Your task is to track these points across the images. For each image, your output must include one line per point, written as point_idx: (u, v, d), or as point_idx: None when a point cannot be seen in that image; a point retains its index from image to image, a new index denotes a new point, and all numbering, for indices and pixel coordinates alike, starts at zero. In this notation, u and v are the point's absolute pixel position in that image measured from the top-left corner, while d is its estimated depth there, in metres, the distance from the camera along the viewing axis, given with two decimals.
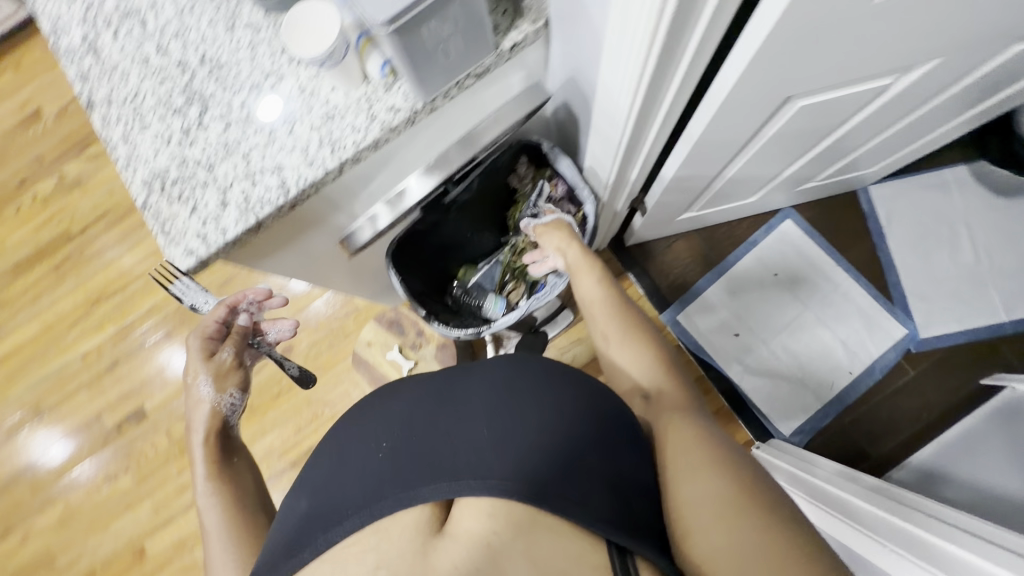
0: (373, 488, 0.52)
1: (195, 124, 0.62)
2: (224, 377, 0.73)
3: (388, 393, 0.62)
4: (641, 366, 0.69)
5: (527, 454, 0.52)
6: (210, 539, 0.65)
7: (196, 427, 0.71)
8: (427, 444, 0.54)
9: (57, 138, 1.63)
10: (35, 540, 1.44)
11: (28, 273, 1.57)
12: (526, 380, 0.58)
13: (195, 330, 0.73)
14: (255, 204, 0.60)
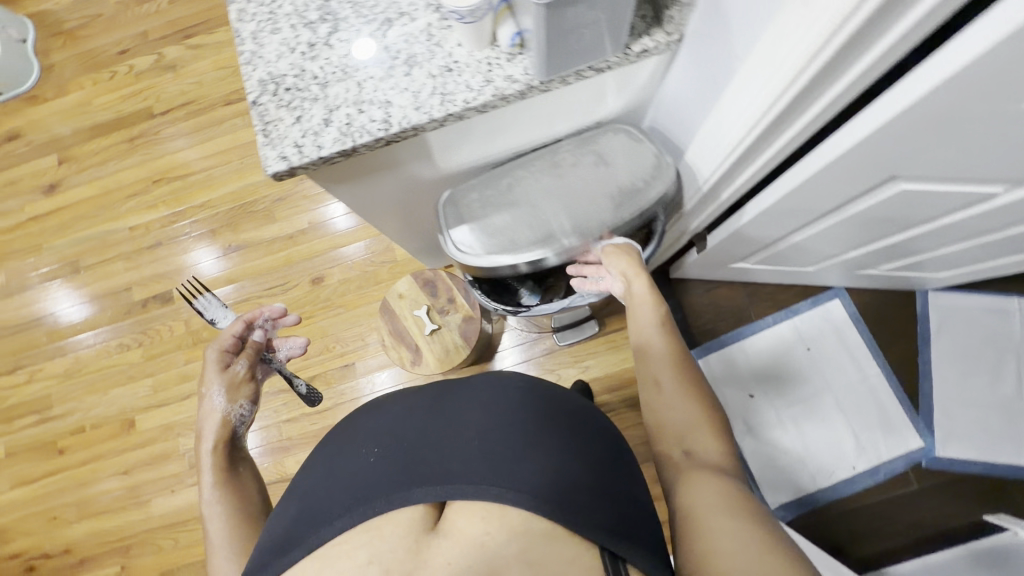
0: (367, 491, 0.58)
1: (322, 41, 0.64)
2: (236, 389, 0.81)
3: (373, 410, 0.69)
4: (686, 418, 0.64)
5: (515, 467, 0.57)
6: (212, 549, 0.69)
7: (206, 437, 0.76)
8: (420, 452, 0.60)
9: (165, 21, 1.69)
10: (38, 383, 1.50)
11: (103, 137, 1.63)
12: (512, 401, 0.66)
13: (214, 342, 0.83)
14: (356, 131, 0.62)
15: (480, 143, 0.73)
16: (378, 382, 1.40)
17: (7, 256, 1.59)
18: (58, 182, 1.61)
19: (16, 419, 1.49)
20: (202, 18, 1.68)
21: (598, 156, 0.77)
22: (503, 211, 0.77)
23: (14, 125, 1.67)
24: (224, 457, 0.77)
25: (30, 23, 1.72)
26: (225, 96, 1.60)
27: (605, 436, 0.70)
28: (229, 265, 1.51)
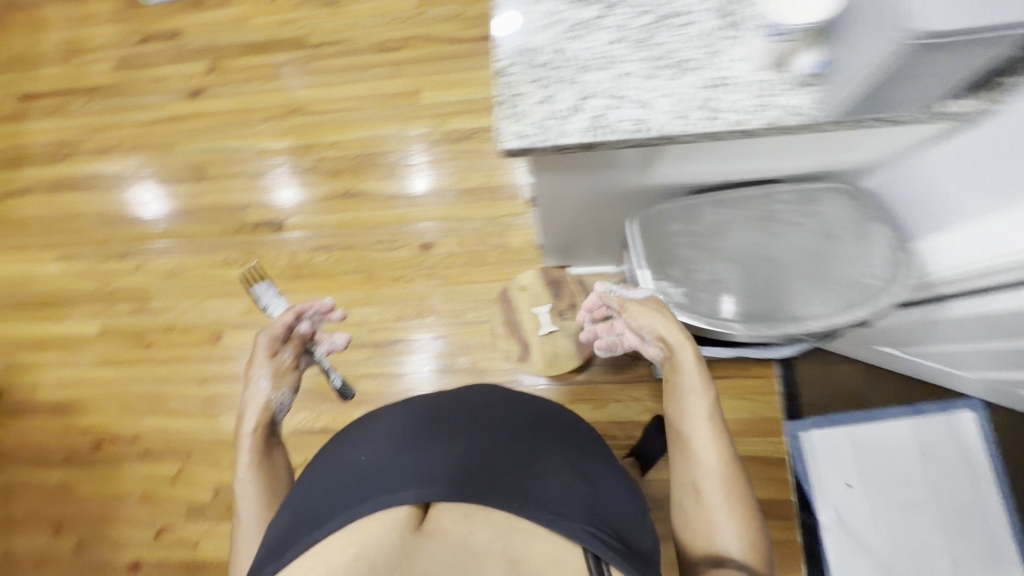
0: (362, 488, 0.60)
1: (588, 23, 0.60)
2: (280, 378, 0.91)
3: (370, 419, 0.74)
4: (724, 526, 0.58)
5: (501, 473, 0.61)
6: (239, 524, 0.79)
7: (248, 416, 0.88)
8: (405, 455, 0.63)
9: None
10: (141, 275, 1.55)
11: (253, 56, 1.65)
12: (494, 417, 0.70)
13: (267, 328, 0.92)
14: (606, 126, 0.57)
15: (704, 164, 0.68)
16: (459, 363, 1.36)
17: (140, 147, 1.64)
18: (202, 89, 1.65)
19: (115, 303, 1.54)
20: None
21: (821, 224, 0.70)
22: (710, 272, 0.71)
23: (175, 25, 1.72)
24: (263, 439, 0.88)
25: None
26: (378, 44, 1.60)
27: (587, 452, 0.72)
28: (344, 209, 1.51)
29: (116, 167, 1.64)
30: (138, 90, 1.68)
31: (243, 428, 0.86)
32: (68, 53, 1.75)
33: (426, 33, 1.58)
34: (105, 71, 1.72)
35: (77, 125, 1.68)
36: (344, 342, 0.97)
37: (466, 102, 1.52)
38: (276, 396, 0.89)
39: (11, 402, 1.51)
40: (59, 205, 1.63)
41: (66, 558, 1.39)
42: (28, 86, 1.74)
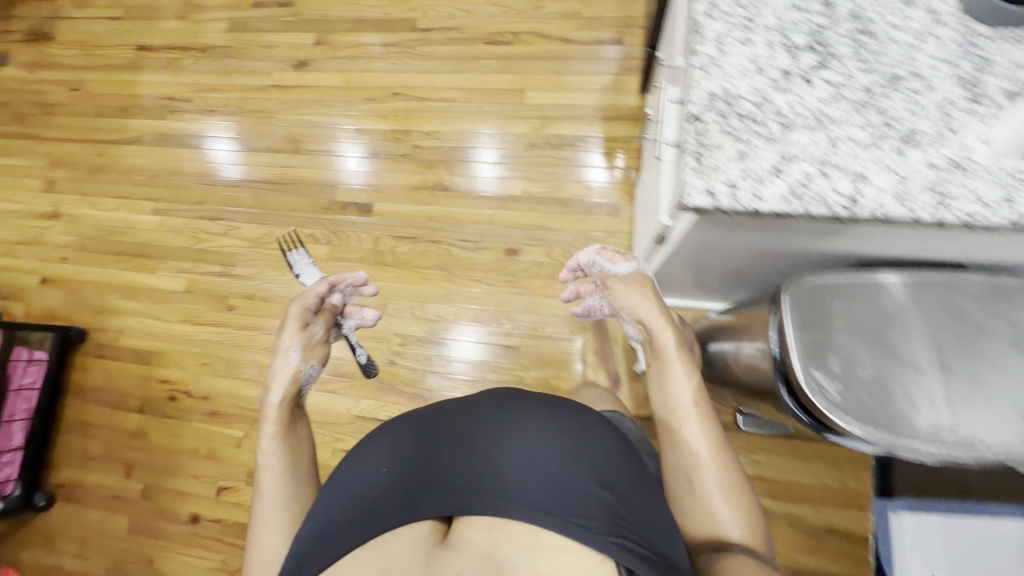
0: (380, 509, 0.65)
1: (802, 74, 0.53)
2: (311, 348, 0.93)
3: (378, 431, 0.78)
4: (720, 509, 0.71)
5: (516, 484, 0.64)
6: (263, 495, 0.79)
7: (275, 387, 0.88)
8: (422, 473, 0.69)
9: None
10: (230, 239, 1.58)
11: (362, 33, 1.64)
12: (498, 425, 0.72)
13: (299, 299, 0.94)
14: (809, 196, 0.51)
15: (893, 242, 0.61)
16: (530, 377, 1.34)
17: (243, 112, 1.67)
18: (308, 61, 1.65)
19: (203, 263, 1.58)
20: None
21: (1006, 322, 0.64)
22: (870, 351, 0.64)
23: None
24: (288, 413, 0.88)
25: None
26: (489, 36, 1.55)
27: (614, 445, 0.71)
28: (434, 201, 1.48)
29: (218, 130, 1.67)
30: (247, 55, 1.70)
31: (271, 398, 0.87)
32: (186, 11, 1.78)
33: (540, 29, 1.52)
34: (217, 31, 1.74)
35: (186, 82, 1.72)
36: (372, 318, 1.02)
37: (573, 107, 1.46)
38: (305, 367, 0.91)
39: (100, 344, 1.59)
40: (162, 160, 1.68)
41: (136, 498, 1.48)
42: (144, 38, 1.79)
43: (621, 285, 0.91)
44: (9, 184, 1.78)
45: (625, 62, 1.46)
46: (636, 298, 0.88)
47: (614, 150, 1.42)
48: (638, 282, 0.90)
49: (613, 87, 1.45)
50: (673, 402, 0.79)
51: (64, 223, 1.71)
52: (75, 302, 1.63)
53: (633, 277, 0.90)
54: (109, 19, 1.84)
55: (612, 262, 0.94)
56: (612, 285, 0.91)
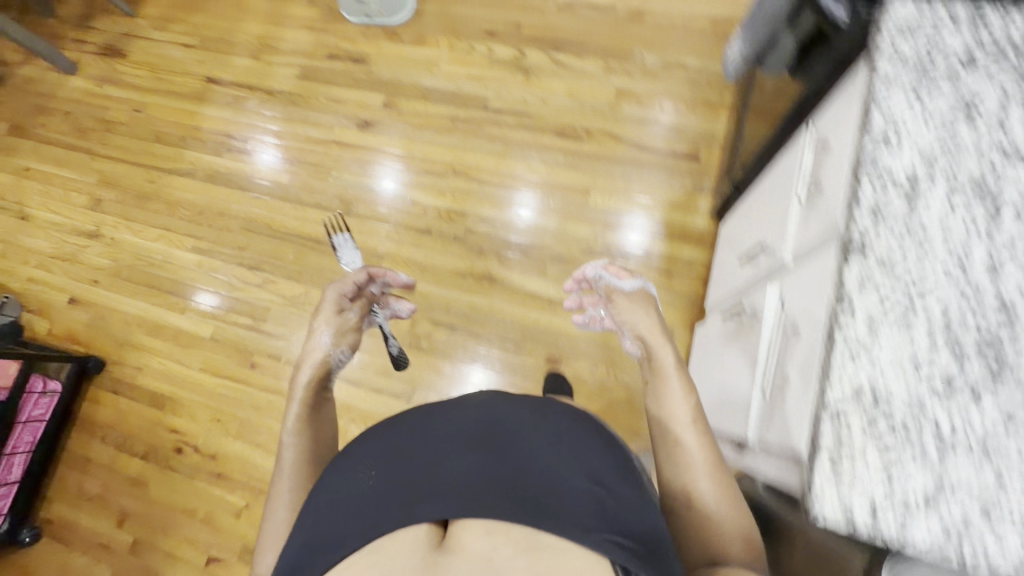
0: (371, 513, 0.60)
1: (969, 386, 0.46)
2: (343, 334, 0.99)
3: (368, 435, 0.73)
4: (720, 511, 0.66)
5: (496, 479, 0.61)
6: (281, 474, 0.82)
7: (303, 369, 0.93)
8: (414, 477, 0.63)
9: (543, 23, 1.61)
10: (265, 292, 1.54)
11: (432, 103, 1.60)
12: (484, 423, 0.69)
13: (340, 282, 0.99)
14: (971, 545, 0.43)
15: None
16: None
17: (300, 163, 1.64)
18: (373, 122, 1.62)
19: (234, 312, 1.54)
20: (579, 37, 1.57)
21: None
22: None
23: (365, 50, 1.70)
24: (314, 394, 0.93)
25: None
26: (561, 129, 1.51)
27: (594, 443, 0.67)
28: (480, 291, 1.43)
29: (272, 176, 1.64)
30: (313, 105, 1.69)
31: (298, 379, 0.92)
32: (259, 50, 1.78)
33: (615, 131, 1.48)
34: (287, 76, 1.73)
35: (248, 123, 1.71)
36: (409, 308, 1.07)
37: (638, 218, 1.40)
38: (335, 352, 0.97)
39: (116, 378, 1.55)
40: (210, 198, 1.66)
41: (124, 551, 1.41)
42: (215, 71, 1.79)
43: (624, 300, 0.91)
44: (56, 195, 1.77)
45: (699, 180, 1.41)
46: (639, 315, 0.88)
47: (675, 270, 1.35)
48: (642, 299, 0.91)
49: (682, 204, 1.39)
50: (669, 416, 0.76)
51: (102, 245, 1.68)
52: (98, 330, 1.60)
53: (638, 294, 0.91)
54: (183, 46, 1.84)
55: (618, 278, 0.94)
56: (616, 299, 0.92)
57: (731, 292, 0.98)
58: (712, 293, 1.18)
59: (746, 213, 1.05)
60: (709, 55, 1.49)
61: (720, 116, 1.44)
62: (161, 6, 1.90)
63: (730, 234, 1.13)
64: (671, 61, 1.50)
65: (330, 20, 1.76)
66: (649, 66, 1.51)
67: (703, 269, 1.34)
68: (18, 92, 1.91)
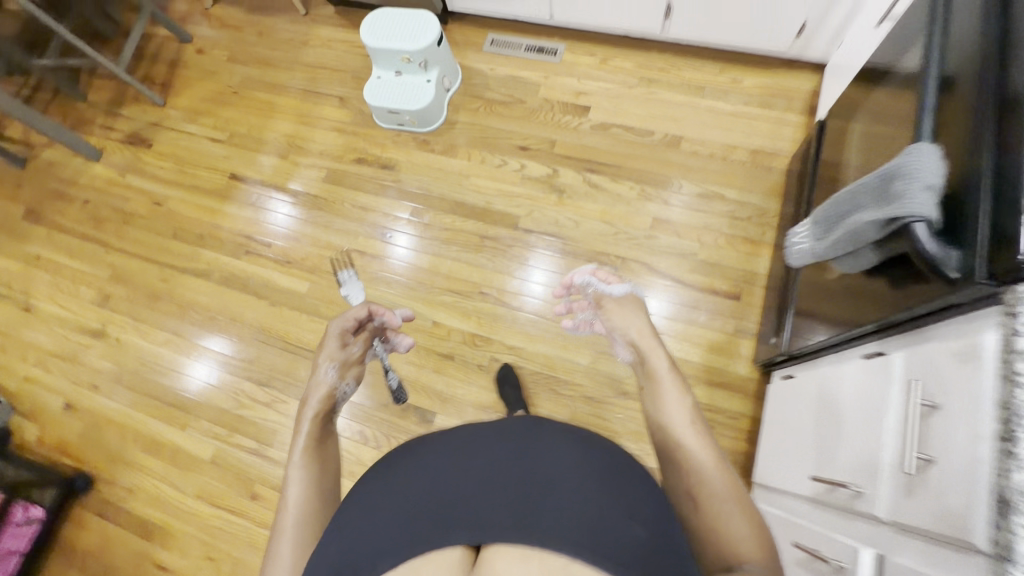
0: (405, 533, 0.54)
1: None
2: (347, 366, 0.98)
3: (411, 451, 0.66)
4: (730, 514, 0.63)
5: (536, 498, 0.55)
6: (286, 511, 0.74)
7: (311, 403, 0.89)
8: (451, 498, 0.57)
9: (577, 142, 1.59)
10: (274, 411, 1.45)
11: (460, 218, 1.56)
12: (522, 435, 0.65)
13: (340, 319, 0.97)
14: None
15: None
16: None
17: (320, 271, 1.58)
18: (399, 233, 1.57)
19: (238, 433, 1.44)
20: (614, 160, 1.55)
21: None
22: None
23: (394, 157, 1.68)
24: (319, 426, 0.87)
25: (460, 74, 1.73)
26: (594, 254, 1.46)
27: (623, 469, 0.62)
28: None
29: (290, 284, 1.58)
30: (338, 211, 1.65)
31: (304, 411, 0.88)
32: (287, 150, 1.76)
33: (652, 262, 1.42)
34: (314, 178, 1.70)
35: (269, 224, 1.67)
36: (407, 343, 1.08)
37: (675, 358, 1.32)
38: (340, 384, 0.94)
39: (105, 497, 1.44)
40: (224, 303, 1.59)
41: None
42: (241, 168, 1.77)
43: (615, 305, 0.98)
44: (64, 287, 1.71)
45: (741, 322, 1.33)
46: (631, 316, 0.95)
47: (715, 422, 1.26)
48: (631, 303, 0.98)
49: (722, 347, 1.32)
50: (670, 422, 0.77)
51: (106, 346, 1.60)
52: (92, 441, 1.50)
53: (624, 296, 0.99)
54: (211, 139, 1.83)
55: (607, 284, 1.03)
56: (607, 303, 0.99)
57: (797, 503, 0.89)
58: (761, 469, 1.10)
59: (806, 398, 0.97)
60: (748, 188, 1.45)
61: (761, 253, 1.38)
62: (193, 98, 1.91)
63: (785, 413, 1.05)
64: (709, 191, 1.46)
65: (361, 124, 1.74)
66: (687, 194, 1.47)
67: (747, 423, 1.25)
68: (39, 175, 1.89)
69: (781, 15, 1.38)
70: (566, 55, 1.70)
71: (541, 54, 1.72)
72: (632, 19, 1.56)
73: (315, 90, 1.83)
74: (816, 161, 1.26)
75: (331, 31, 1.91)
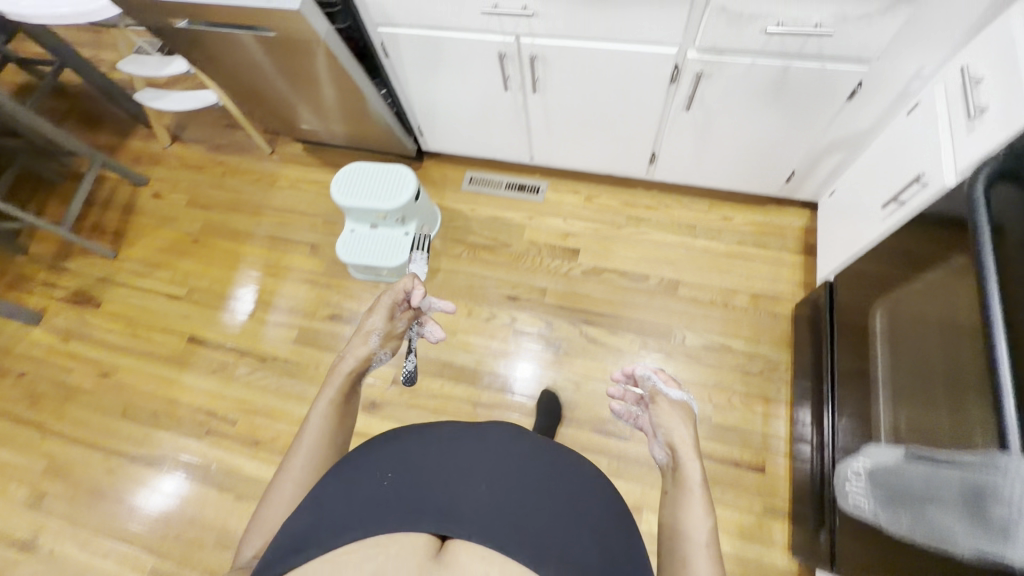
0: (383, 511, 0.64)
1: None
2: (388, 338, 0.96)
3: (391, 441, 0.75)
4: None
5: (495, 495, 0.68)
6: (297, 448, 0.75)
7: (347, 358, 0.87)
8: (424, 493, 0.67)
9: (570, 289, 1.49)
10: None
11: (450, 383, 1.42)
12: (489, 443, 0.76)
13: (391, 290, 0.97)
14: None
15: None
16: None
17: None
18: (380, 402, 1.40)
19: None
20: (611, 310, 1.46)
21: None
22: None
23: None
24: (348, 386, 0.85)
25: (439, 218, 1.64)
26: (599, 421, 1.34)
27: (568, 479, 0.74)
28: None
29: (260, 471, 1.39)
30: (312, 378, 1.49)
31: (338, 366, 0.86)
32: (254, 306, 1.61)
33: None
34: (284, 340, 1.55)
35: (235, 396, 1.49)
36: (438, 334, 1.06)
37: None
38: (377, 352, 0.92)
39: None
40: (183, 498, 1.39)
41: None
42: (202, 329, 1.61)
43: (667, 404, 0.84)
44: None
45: (769, 498, 1.21)
46: (678, 421, 0.81)
47: None
48: (684, 412, 0.83)
49: (753, 532, 1.19)
50: (678, 519, 0.69)
51: (37, 562, 1.36)
52: None
53: (682, 405, 0.84)
54: (168, 296, 1.67)
55: (667, 386, 0.89)
56: (660, 401, 0.85)
57: None
58: None
59: None
60: (754, 337, 1.37)
61: (778, 414, 1.29)
62: (149, 248, 1.76)
63: None
64: (713, 341, 1.38)
65: (334, 274, 1.62)
66: (690, 346, 1.38)
67: None
68: None
69: (769, 167, 1.35)
70: (549, 193, 1.64)
71: (523, 192, 1.66)
72: (615, 165, 1.50)
73: (284, 236, 1.71)
74: (833, 338, 1.16)
75: (299, 170, 1.82)
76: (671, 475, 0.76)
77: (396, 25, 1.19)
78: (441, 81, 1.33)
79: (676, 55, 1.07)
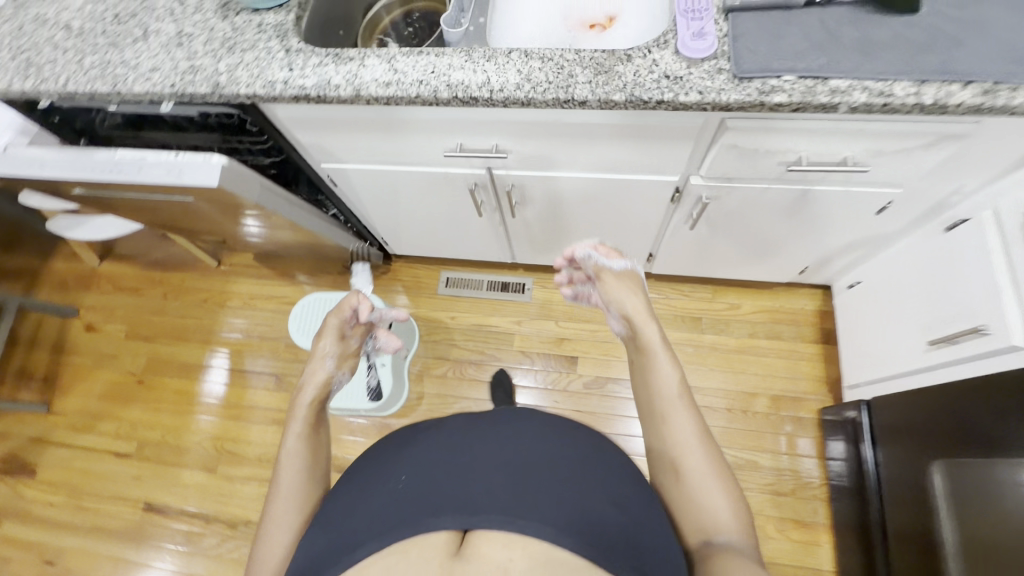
0: (391, 518, 0.54)
1: None
2: (344, 358, 0.87)
3: (404, 444, 0.66)
4: (715, 502, 0.64)
5: (523, 486, 0.55)
6: (274, 495, 0.67)
7: (306, 390, 0.78)
8: (438, 478, 0.58)
9: (573, 408, 1.34)
10: None
11: None
12: (517, 442, 0.62)
13: (336, 311, 0.87)
14: None
15: None
16: None
17: None
18: None
19: None
20: (621, 430, 1.31)
21: None
22: None
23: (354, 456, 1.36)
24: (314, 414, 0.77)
25: (418, 332, 1.44)
26: None
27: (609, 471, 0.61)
28: None
29: None
30: None
31: (300, 400, 0.77)
32: (216, 458, 1.42)
33: None
34: (256, 499, 1.36)
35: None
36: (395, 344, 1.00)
37: None
38: (337, 375, 0.84)
39: None
40: None
41: None
42: (160, 493, 1.40)
43: (612, 279, 0.87)
44: None
45: None
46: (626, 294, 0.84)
47: None
48: (631, 279, 0.88)
49: None
50: (656, 392, 0.75)
51: None
52: None
53: (627, 274, 0.88)
54: (114, 455, 1.46)
55: (607, 258, 0.90)
56: (605, 278, 0.87)
57: None
58: None
59: None
60: (782, 450, 1.24)
61: (820, 540, 1.17)
62: (88, 396, 1.54)
63: None
64: (737, 459, 1.25)
65: None
66: None
67: None
68: None
69: (780, 264, 1.21)
70: (537, 291, 1.47)
71: (507, 291, 1.49)
72: None
73: (243, 367, 1.51)
74: (880, 476, 1.03)
75: (252, 283, 1.61)
76: (636, 345, 0.81)
77: (343, 162, 1.00)
78: (403, 206, 1.15)
79: (678, 181, 0.91)
